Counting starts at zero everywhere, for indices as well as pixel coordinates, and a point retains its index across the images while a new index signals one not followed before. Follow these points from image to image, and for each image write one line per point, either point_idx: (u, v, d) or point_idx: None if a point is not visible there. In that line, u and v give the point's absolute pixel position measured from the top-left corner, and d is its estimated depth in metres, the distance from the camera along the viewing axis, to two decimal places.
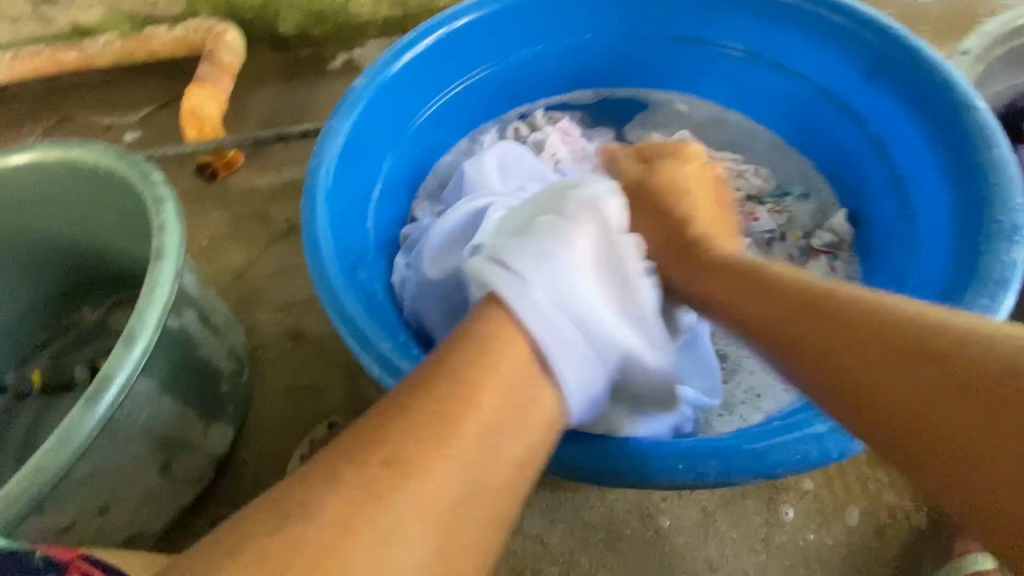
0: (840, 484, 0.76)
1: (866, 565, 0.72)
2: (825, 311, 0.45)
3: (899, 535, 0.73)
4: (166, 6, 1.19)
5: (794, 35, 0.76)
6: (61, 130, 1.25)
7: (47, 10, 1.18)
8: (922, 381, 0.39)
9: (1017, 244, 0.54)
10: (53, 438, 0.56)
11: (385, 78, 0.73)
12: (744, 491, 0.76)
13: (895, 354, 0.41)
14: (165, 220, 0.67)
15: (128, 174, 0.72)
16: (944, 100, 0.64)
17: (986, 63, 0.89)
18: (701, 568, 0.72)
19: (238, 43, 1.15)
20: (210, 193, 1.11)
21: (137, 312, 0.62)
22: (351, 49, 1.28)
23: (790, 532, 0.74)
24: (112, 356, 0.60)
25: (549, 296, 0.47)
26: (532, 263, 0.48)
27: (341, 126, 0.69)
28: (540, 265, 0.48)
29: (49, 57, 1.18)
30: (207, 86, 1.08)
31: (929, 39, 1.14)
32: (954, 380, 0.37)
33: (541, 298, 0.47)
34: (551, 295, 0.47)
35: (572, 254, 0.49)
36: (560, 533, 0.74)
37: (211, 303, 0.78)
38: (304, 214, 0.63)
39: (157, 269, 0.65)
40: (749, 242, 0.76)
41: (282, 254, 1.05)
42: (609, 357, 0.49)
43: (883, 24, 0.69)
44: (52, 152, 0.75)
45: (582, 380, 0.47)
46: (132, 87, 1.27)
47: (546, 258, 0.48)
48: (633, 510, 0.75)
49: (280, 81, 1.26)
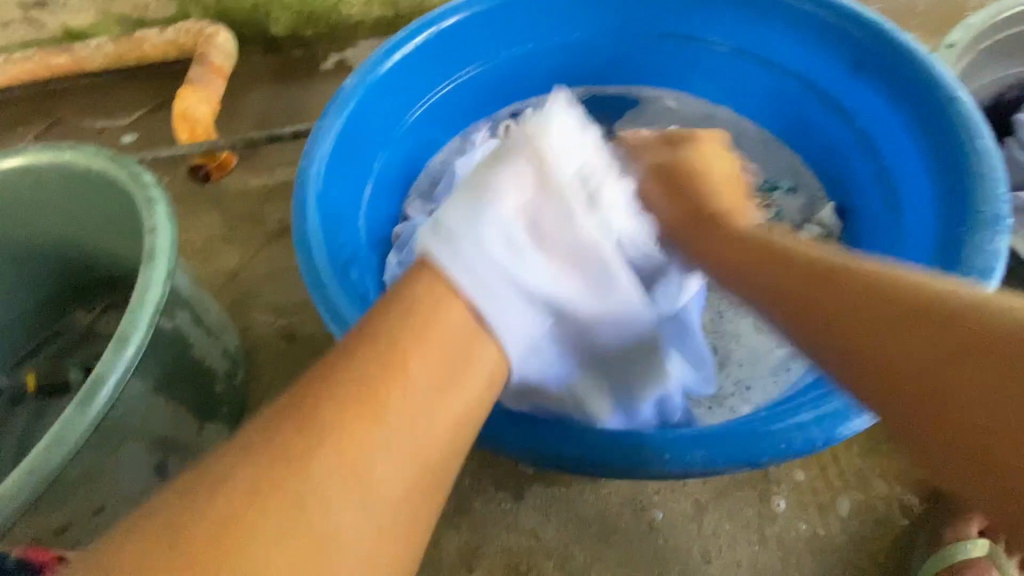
0: (830, 475, 0.77)
1: (858, 555, 0.73)
2: (830, 279, 0.47)
3: (890, 524, 0.74)
4: (157, 8, 1.19)
5: (780, 31, 0.77)
6: (53, 133, 1.25)
7: (38, 14, 1.18)
8: (921, 349, 0.41)
9: (998, 234, 0.55)
10: (46, 438, 0.57)
11: (375, 77, 0.73)
12: (736, 482, 0.77)
13: (903, 335, 0.42)
14: (157, 221, 0.68)
15: (120, 176, 0.72)
16: (927, 94, 0.65)
17: (970, 56, 0.90)
18: (695, 559, 0.73)
19: (230, 45, 1.16)
20: (203, 195, 1.12)
21: (130, 312, 0.63)
22: (342, 49, 1.28)
23: (782, 523, 0.74)
24: (104, 357, 0.60)
25: (494, 241, 0.47)
26: (468, 201, 0.47)
27: (332, 126, 0.69)
28: (475, 233, 0.46)
29: (40, 61, 1.18)
30: (199, 88, 1.08)
31: (918, 33, 1.14)
32: (946, 346, 0.40)
33: (478, 241, 0.46)
34: (489, 265, 0.46)
35: (510, 210, 0.48)
36: (554, 527, 0.75)
37: (203, 303, 0.79)
38: (295, 213, 0.63)
39: (149, 269, 0.65)
40: None
41: (275, 255, 1.05)
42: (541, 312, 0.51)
43: (868, 19, 0.70)
44: (43, 155, 0.76)
45: (519, 338, 0.49)
46: (125, 90, 1.27)
47: (479, 219, 0.46)
48: (627, 504, 0.76)
49: (272, 82, 1.26)
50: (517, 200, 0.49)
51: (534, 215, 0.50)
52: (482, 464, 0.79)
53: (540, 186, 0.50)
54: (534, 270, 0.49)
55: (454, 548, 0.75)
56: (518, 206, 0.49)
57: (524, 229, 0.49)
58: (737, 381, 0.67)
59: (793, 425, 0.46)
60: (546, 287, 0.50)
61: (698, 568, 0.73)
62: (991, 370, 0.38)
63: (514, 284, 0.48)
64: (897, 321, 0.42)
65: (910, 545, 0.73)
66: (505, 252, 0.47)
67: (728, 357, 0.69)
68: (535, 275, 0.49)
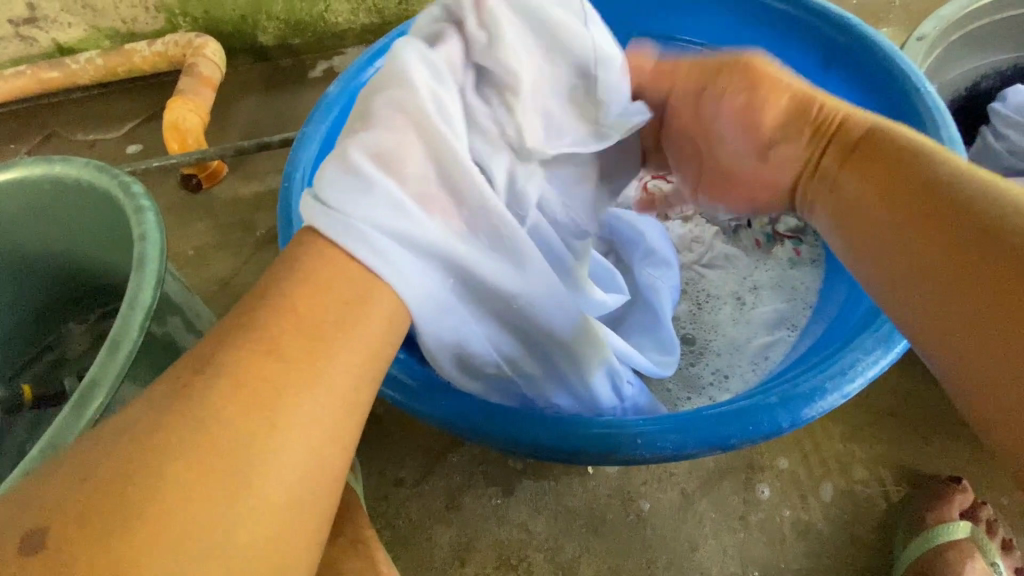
0: (813, 462, 0.78)
1: (842, 538, 0.74)
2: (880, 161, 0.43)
3: (873, 508, 0.76)
4: (145, 22, 1.21)
5: (751, 28, 0.79)
6: (46, 147, 1.26)
7: (28, 31, 1.20)
8: (932, 217, 0.39)
9: None
10: (36, 448, 0.56)
11: (358, 84, 0.75)
12: (722, 472, 0.78)
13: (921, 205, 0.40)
14: (146, 230, 0.69)
15: (110, 187, 0.74)
16: (894, 86, 0.67)
17: (941, 48, 0.92)
18: (683, 548, 0.74)
19: (218, 55, 1.17)
20: (195, 203, 1.13)
21: (121, 319, 0.64)
22: (330, 58, 1.31)
23: (767, 510, 0.76)
24: (97, 363, 0.62)
25: (370, 196, 0.39)
26: (337, 160, 0.40)
27: (315, 132, 0.71)
28: (350, 192, 0.39)
29: (31, 75, 1.20)
30: (189, 98, 1.09)
31: (895, 27, 1.17)
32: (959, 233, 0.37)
33: (340, 193, 0.39)
34: (376, 220, 0.39)
35: (387, 162, 0.41)
36: (545, 520, 0.76)
37: (194, 309, 0.80)
38: (280, 217, 0.65)
39: (140, 276, 0.67)
40: (716, 230, 0.79)
41: (267, 261, 1.07)
42: (440, 272, 0.44)
43: (835, 13, 0.72)
44: (35, 168, 0.77)
45: (419, 303, 0.43)
46: (116, 103, 1.29)
47: (355, 177, 0.39)
48: (615, 495, 0.77)
49: (261, 92, 1.28)
50: (396, 145, 0.42)
51: (422, 159, 0.43)
52: (472, 460, 0.80)
53: (421, 123, 0.43)
54: (423, 225, 0.42)
55: (446, 543, 0.76)
56: (394, 152, 0.41)
57: (408, 176, 0.42)
58: (715, 369, 0.68)
59: (760, 410, 0.48)
60: (440, 243, 0.43)
61: (686, 557, 0.74)
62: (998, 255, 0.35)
63: (404, 241, 0.41)
64: (902, 195, 0.41)
65: (892, 527, 0.75)
66: (388, 207, 0.40)
67: (706, 347, 0.70)
68: (426, 229, 0.42)
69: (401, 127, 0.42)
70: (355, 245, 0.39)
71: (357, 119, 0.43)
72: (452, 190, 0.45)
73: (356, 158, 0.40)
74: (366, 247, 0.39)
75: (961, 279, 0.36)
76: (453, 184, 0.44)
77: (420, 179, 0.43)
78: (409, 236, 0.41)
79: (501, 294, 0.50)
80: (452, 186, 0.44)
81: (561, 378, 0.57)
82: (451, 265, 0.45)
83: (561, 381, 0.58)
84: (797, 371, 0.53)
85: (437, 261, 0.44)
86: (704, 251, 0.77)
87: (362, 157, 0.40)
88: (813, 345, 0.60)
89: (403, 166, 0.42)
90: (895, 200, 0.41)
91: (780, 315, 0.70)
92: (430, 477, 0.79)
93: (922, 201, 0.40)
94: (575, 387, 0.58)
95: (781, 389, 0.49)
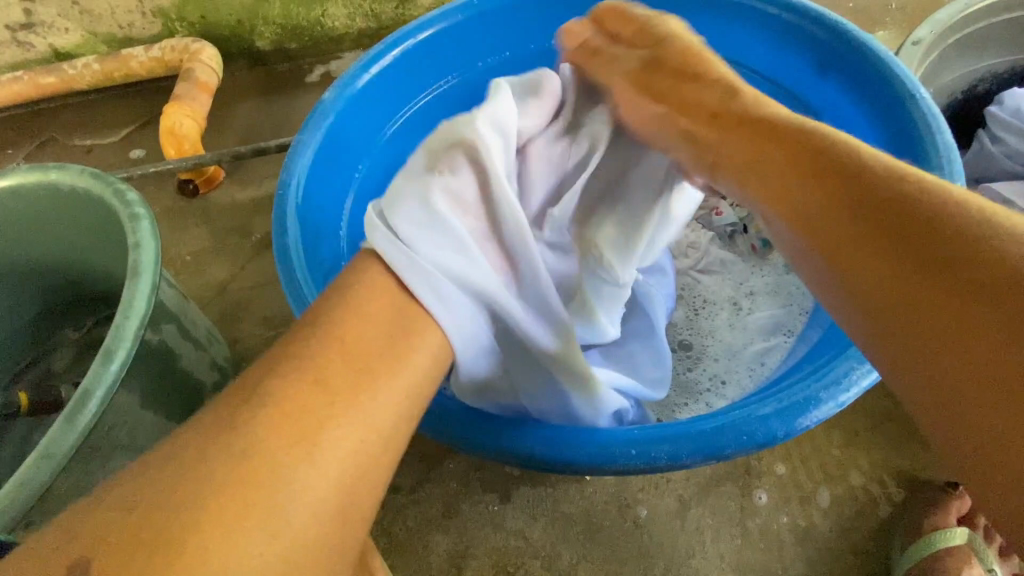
0: (810, 468, 0.78)
1: (839, 544, 0.74)
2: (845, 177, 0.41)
3: (870, 514, 0.76)
4: (142, 27, 1.21)
5: (747, 33, 0.79)
6: (43, 152, 1.26)
7: (25, 36, 1.20)
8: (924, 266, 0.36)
9: None
10: (34, 454, 0.58)
11: (353, 90, 0.75)
12: (719, 478, 0.78)
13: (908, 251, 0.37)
14: (141, 238, 0.69)
15: (105, 195, 0.74)
16: (889, 90, 0.67)
17: (938, 51, 0.92)
18: (680, 555, 0.74)
19: (214, 60, 1.17)
20: (192, 209, 1.13)
21: (115, 328, 0.64)
22: (328, 62, 1.31)
23: (765, 516, 0.76)
24: (90, 372, 0.62)
25: (434, 238, 0.44)
26: (409, 195, 0.45)
27: (310, 138, 0.70)
28: (421, 231, 0.43)
29: (27, 80, 1.20)
30: (185, 104, 1.09)
31: (892, 30, 1.17)
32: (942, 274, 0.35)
33: (408, 223, 0.43)
34: (440, 262, 0.43)
35: (452, 208, 0.45)
36: (541, 527, 0.76)
37: (190, 316, 0.80)
38: (274, 224, 0.65)
39: (134, 285, 0.67)
40: (712, 236, 0.78)
41: (264, 266, 1.06)
42: (488, 313, 0.48)
43: (829, 19, 0.72)
44: (29, 175, 0.77)
45: (468, 343, 0.46)
46: (113, 108, 1.29)
47: (422, 215, 0.44)
48: (612, 502, 0.77)
49: (258, 97, 1.28)
50: (461, 194, 0.46)
51: (480, 210, 0.48)
52: (469, 467, 0.80)
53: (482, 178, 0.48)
54: (478, 270, 0.45)
55: (442, 551, 0.76)
56: (455, 199, 0.46)
57: (469, 224, 0.46)
58: (712, 375, 0.68)
59: (756, 419, 0.48)
60: (491, 287, 0.46)
61: (684, 563, 0.74)
62: (985, 303, 0.33)
63: (461, 284, 0.45)
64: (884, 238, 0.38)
65: (888, 536, 0.74)
66: (451, 251, 0.44)
67: (703, 353, 0.70)
68: (482, 274, 0.46)
69: (468, 180, 0.47)
70: (420, 284, 0.42)
71: (427, 163, 0.48)
72: (505, 245, 0.49)
73: (428, 199, 0.44)
74: (426, 286, 0.43)
75: (944, 324, 0.34)
76: (503, 233, 0.48)
77: (479, 231, 0.47)
78: (466, 279, 0.45)
79: (535, 343, 0.52)
80: (504, 234, 0.48)
81: (565, 401, 0.56)
82: (493, 312, 0.48)
83: (550, 392, 0.56)
84: (792, 379, 0.52)
85: (480, 304, 0.47)
86: (700, 257, 0.77)
87: (437, 197, 0.45)
88: (808, 352, 0.60)
89: (465, 213, 0.46)
90: (885, 243, 0.38)
91: (777, 322, 0.69)
92: (426, 484, 0.79)
93: (912, 249, 0.37)
94: (577, 410, 0.57)
95: (778, 398, 0.49)
